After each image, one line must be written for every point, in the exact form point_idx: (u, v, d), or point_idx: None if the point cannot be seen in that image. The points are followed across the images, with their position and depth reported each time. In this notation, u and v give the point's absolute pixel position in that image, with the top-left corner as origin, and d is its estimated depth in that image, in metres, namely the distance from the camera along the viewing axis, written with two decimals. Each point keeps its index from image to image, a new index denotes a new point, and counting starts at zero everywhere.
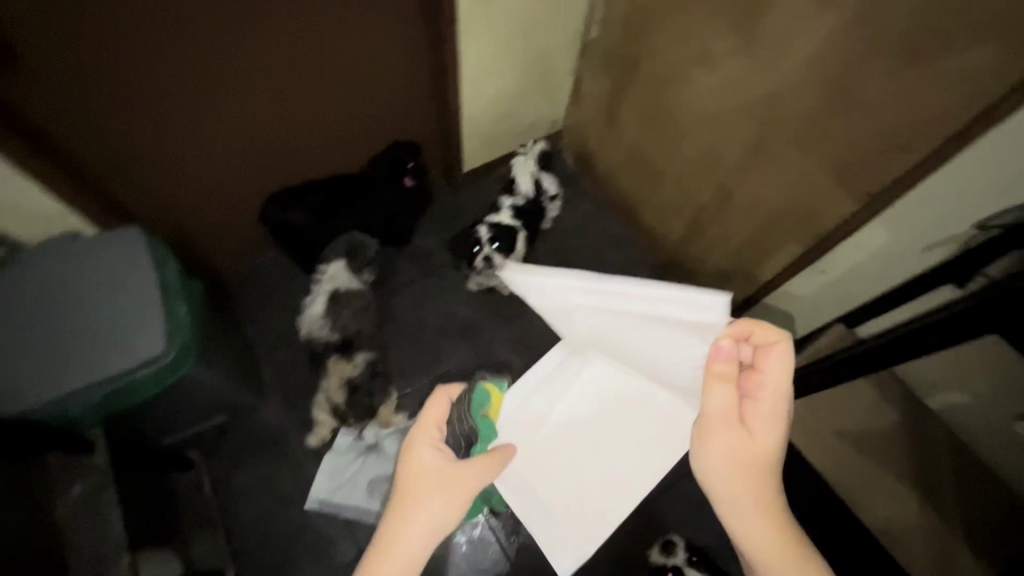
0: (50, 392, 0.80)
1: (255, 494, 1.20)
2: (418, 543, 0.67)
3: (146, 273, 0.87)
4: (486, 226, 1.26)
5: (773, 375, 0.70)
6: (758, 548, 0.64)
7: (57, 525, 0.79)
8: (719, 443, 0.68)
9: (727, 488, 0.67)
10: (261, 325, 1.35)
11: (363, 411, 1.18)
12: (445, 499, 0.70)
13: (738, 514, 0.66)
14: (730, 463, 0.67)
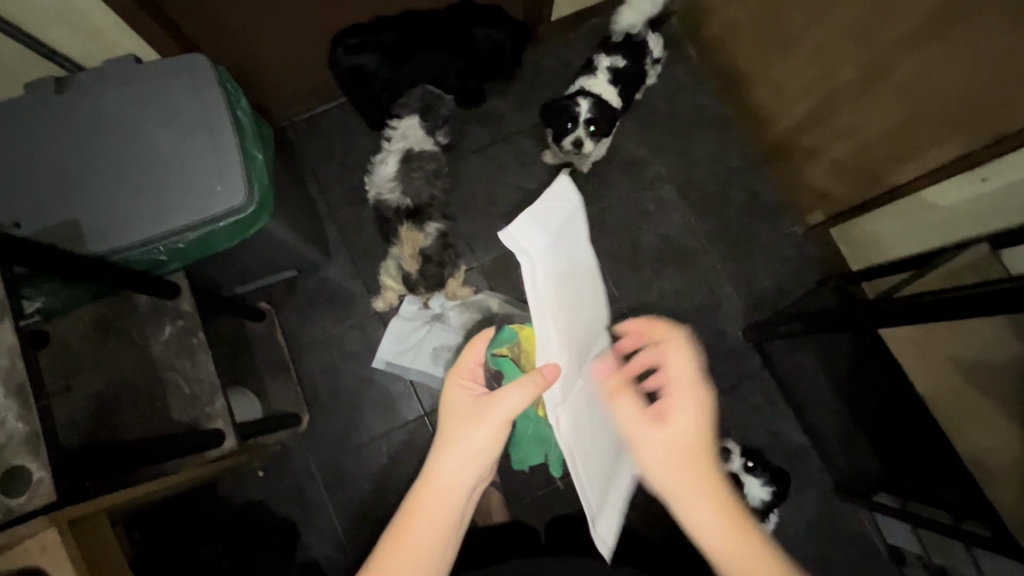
0: (130, 236, 0.75)
1: (322, 349, 1.21)
2: (461, 482, 0.55)
3: (218, 109, 0.79)
4: (587, 101, 1.09)
5: (682, 365, 0.52)
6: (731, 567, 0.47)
7: (157, 362, 0.82)
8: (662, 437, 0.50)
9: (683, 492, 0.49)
10: (324, 182, 1.28)
11: (432, 282, 1.10)
12: (492, 426, 0.54)
13: (697, 517, 0.48)
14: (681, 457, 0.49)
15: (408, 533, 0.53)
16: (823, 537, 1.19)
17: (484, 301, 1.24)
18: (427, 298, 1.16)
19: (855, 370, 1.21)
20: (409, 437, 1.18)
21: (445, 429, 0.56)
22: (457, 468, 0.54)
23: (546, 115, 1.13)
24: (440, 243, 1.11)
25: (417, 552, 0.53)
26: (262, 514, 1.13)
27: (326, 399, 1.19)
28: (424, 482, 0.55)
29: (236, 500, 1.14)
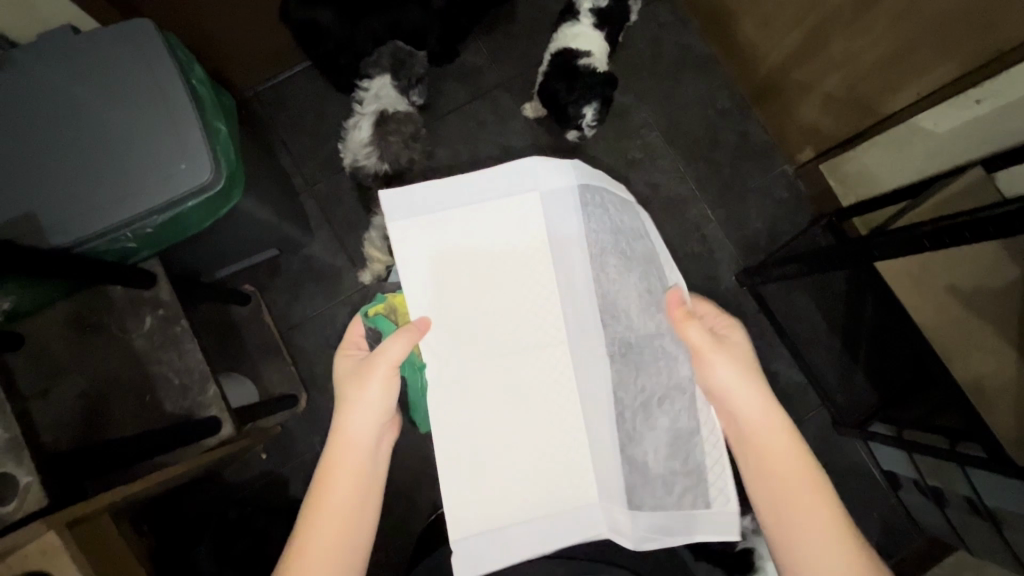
0: (94, 225, 0.70)
1: (312, 326, 1.18)
2: (363, 437, 0.62)
3: (171, 79, 0.73)
4: (592, 106, 1.08)
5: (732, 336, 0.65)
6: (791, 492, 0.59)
7: (143, 354, 0.79)
8: (727, 363, 0.62)
9: (752, 409, 0.62)
10: (297, 154, 1.22)
11: None
12: (380, 379, 0.61)
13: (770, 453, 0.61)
14: (743, 376, 0.62)
15: (323, 495, 0.59)
16: (822, 469, 1.22)
17: None
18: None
19: (848, 306, 1.23)
20: None
21: (341, 395, 0.63)
22: (357, 422, 0.61)
23: (549, 107, 1.11)
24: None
25: (336, 499, 0.59)
26: (270, 495, 1.13)
27: (323, 377, 1.17)
28: (330, 445, 0.61)
29: (242, 484, 1.13)
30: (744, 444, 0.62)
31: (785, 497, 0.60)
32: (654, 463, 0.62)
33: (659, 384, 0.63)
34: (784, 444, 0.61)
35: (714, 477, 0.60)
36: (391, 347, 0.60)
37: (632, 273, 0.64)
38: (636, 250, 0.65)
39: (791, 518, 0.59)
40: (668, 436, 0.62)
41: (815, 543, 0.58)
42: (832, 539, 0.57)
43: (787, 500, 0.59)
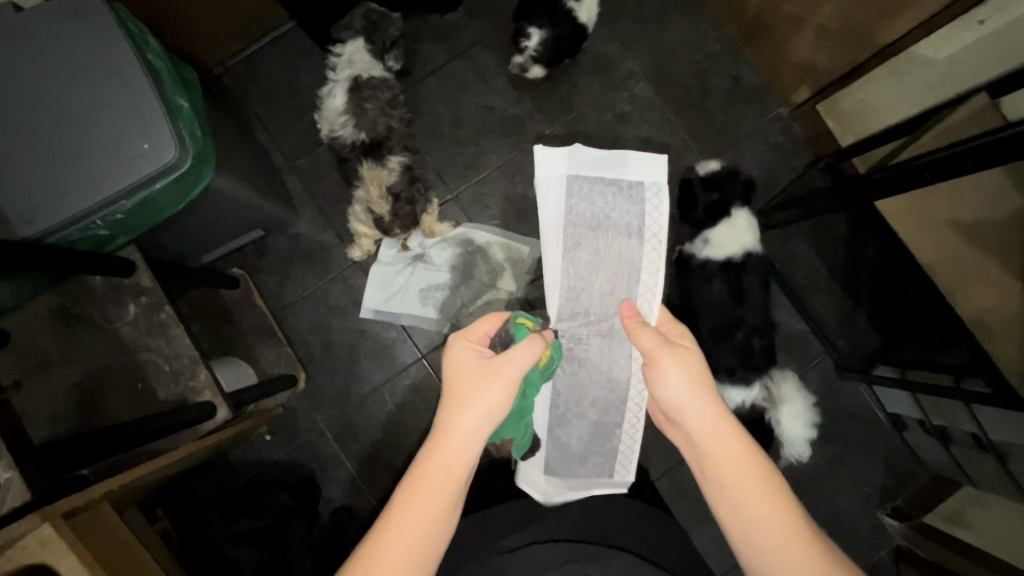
0: (61, 212, 0.68)
1: (306, 306, 1.17)
2: (472, 442, 0.57)
3: (124, 53, 0.69)
4: (535, 34, 1.08)
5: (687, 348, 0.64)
6: (739, 510, 0.57)
7: (131, 342, 0.78)
8: (675, 372, 0.62)
9: (710, 426, 0.60)
10: (274, 131, 1.18)
11: (408, 221, 1.04)
12: (505, 389, 0.58)
13: (728, 467, 0.58)
14: (696, 386, 0.61)
15: (405, 505, 0.53)
16: (828, 415, 1.22)
17: (466, 234, 1.19)
18: (404, 238, 1.11)
19: (849, 250, 1.20)
20: (411, 382, 1.17)
21: (457, 390, 0.58)
22: (471, 424, 0.57)
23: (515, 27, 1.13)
24: (408, 177, 1.04)
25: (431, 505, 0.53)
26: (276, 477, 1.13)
27: (320, 355, 1.16)
28: (439, 438, 0.56)
29: (248, 468, 1.14)
30: (706, 464, 0.60)
31: (755, 519, 0.56)
32: (576, 446, 0.83)
33: (603, 390, 0.81)
34: (743, 462, 0.58)
35: (624, 456, 0.83)
36: (521, 349, 0.59)
37: (603, 270, 0.78)
38: (613, 249, 0.78)
39: (765, 543, 0.55)
40: (592, 426, 0.83)
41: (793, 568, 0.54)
42: (809, 561, 0.53)
43: (759, 524, 0.55)
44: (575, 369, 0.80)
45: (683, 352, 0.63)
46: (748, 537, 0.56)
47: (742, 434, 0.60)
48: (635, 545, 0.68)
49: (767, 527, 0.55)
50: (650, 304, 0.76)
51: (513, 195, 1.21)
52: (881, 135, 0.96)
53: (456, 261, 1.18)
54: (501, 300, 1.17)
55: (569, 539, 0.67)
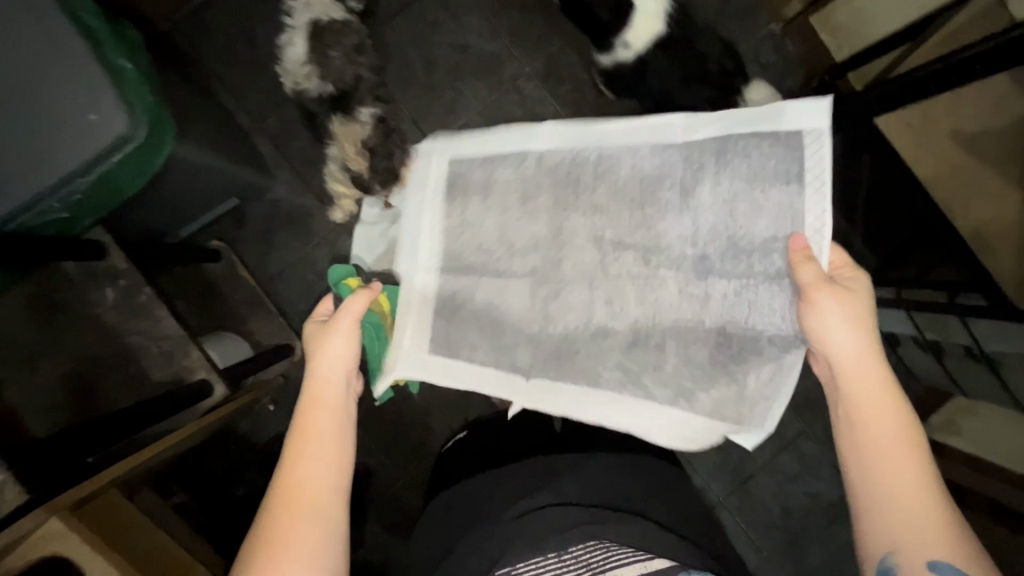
0: (13, 197, 0.63)
1: (293, 273, 1.14)
2: (335, 379, 0.70)
3: (52, 13, 0.62)
4: None
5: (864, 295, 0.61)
6: (884, 471, 0.55)
7: (114, 329, 0.75)
8: (833, 309, 0.60)
9: (859, 367, 0.59)
10: (236, 90, 1.10)
11: (387, 177, 0.97)
12: (346, 327, 0.71)
13: (874, 422, 0.57)
14: (857, 333, 0.60)
15: (291, 500, 0.61)
16: None
17: None
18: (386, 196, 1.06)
19: (846, 172, 1.17)
20: None
21: (313, 351, 0.72)
22: (324, 372, 0.70)
23: None
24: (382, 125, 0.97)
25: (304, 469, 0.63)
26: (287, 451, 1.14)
27: None
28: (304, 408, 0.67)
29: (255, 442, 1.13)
30: (843, 396, 0.59)
31: (883, 474, 0.55)
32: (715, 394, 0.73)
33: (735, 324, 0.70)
34: (893, 415, 0.57)
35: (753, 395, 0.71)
36: (351, 300, 0.72)
37: (762, 217, 0.67)
38: (771, 195, 0.67)
39: (894, 516, 0.54)
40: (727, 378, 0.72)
41: (911, 533, 0.52)
42: (932, 529, 0.52)
43: (885, 480, 0.55)
44: (698, 283, 0.71)
45: (845, 293, 0.60)
46: (883, 505, 0.54)
47: (895, 392, 0.58)
48: (652, 511, 0.69)
49: (895, 484, 0.54)
50: (820, 245, 0.63)
51: None
52: (881, 46, 0.90)
53: None
54: None
55: (589, 503, 0.67)
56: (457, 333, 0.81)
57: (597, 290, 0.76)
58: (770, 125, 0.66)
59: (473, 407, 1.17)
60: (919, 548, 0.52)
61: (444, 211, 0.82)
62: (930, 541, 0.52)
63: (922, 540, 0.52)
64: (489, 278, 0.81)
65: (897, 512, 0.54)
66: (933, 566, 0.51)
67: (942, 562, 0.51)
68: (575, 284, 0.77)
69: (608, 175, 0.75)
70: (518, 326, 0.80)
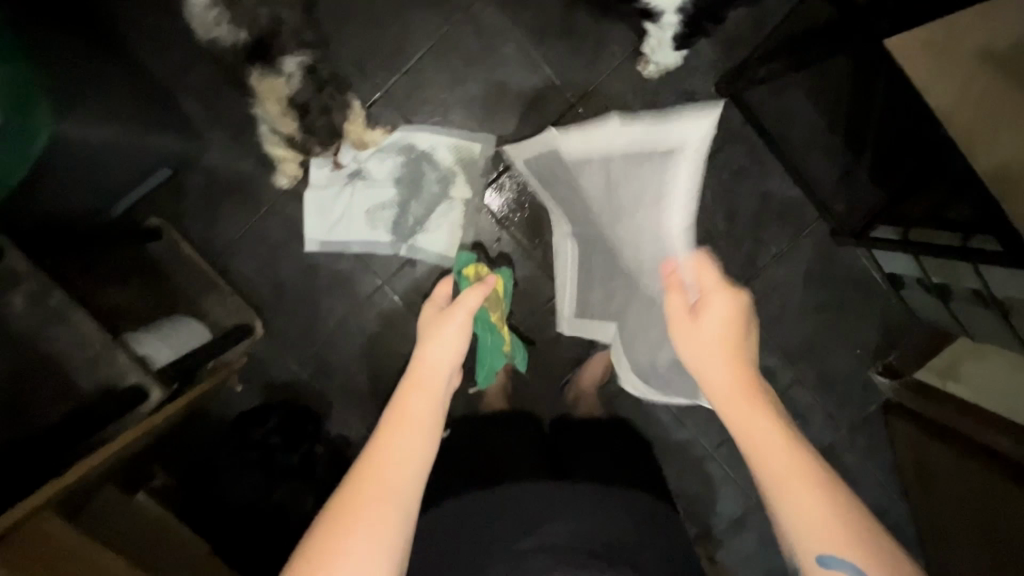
0: None
1: (245, 247, 1.05)
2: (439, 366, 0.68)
3: None
4: None
5: (715, 315, 0.60)
6: (768, 477, 0.51)
7: (29, 337, 0.70)
8: (689, 332, 0.61)
9: (725, 385, 0.57)
10: (152, 43, 0.98)
11: (326, 137, 0.91)
12: (458, 319, 0.73)
13: (747, 429, 0.54)
14: (710, 349, 0.59)
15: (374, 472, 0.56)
16: (825, 284, 1.15)
17: (406, 140, 1.04)
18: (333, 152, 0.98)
19: (846, 95, 1.04)
20: (381, 312, 1.09)
21: (423, 332, 0.73)
22: (433, 352, 0.69)
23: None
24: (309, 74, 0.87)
25: (393, 442, 0.58)
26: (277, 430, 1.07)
27: (274, 297, 1.07)
28: (408, 377, 0.65)
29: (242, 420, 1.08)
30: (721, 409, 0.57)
31: (767, 479, 0.51)
32: (663, 367, 0.83)
33: (658, 315, 0.78)
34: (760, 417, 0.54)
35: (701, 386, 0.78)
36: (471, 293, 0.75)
37: (647, 233, 0.71)
38: (649, 214, 0.70)
39: (790, 521, 0.49)
40: (671, 360, 0.79)
41: (804, 531, 0.49)
42: (822, 524, 0.48)
43: (775, 483, 0.50)
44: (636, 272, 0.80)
45: (716, 312, 0.61)
46: (780, 510, 0.50)
47: (760, 400, 0.55)
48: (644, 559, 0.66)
49: (785, 485, 0.50)
50: (685, 266, 0.64)
51: (454, 82, 1.03)
52: None
53: (400, 172, 1.04)
54: (458, 209, 1.06)
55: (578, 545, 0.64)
56: (587, 322, 1.02)
57: (609, 280, 0.90)
58: (662, 133, 0.69)
59: None
60: (807, 545, 0.48)
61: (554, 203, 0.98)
62: (826, 535, 0.48)
63: (814, 541, 0.48)
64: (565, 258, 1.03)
65: (789, 514, 0.49)
66: (821, 560, 0.48)
67: (831, 555, 0.47)
68: (600, 274, 0.94)
69: (579, 181, 0.84)
70: (590, 299, 0.99)
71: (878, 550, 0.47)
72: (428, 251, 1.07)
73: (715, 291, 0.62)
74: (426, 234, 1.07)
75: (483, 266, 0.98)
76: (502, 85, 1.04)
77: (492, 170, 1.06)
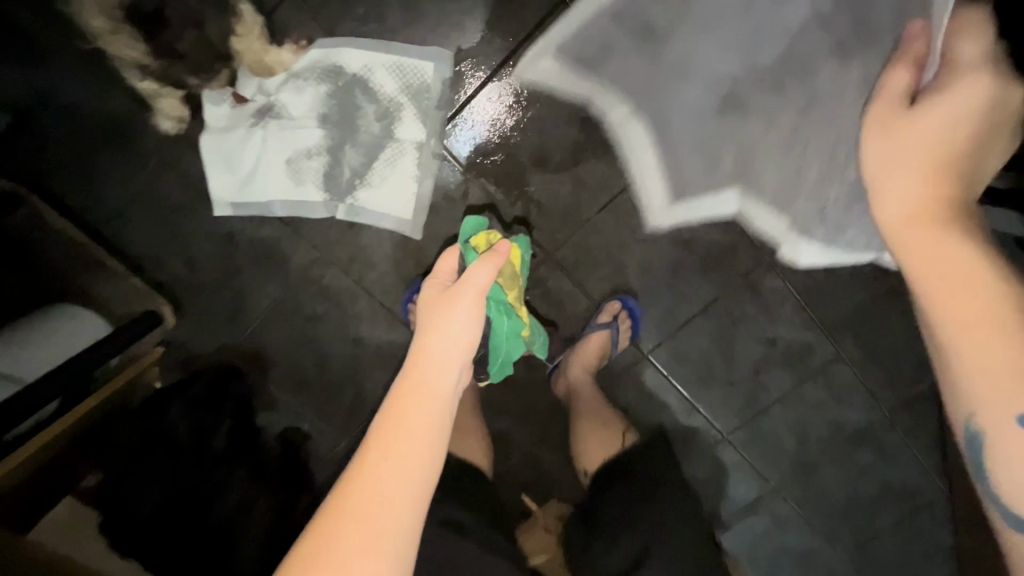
0: None
1: (136, 212, 0.82)
2: (447, 366, 0.56)
3: None
4: None
5: (975, 117, 0.49)
6: (951, 337, 0.43)
7: None
8: (940, 120, 0.49)
9: (907, 199, 0.49)
10: None
11: (194, 50, 0.73)
12: (469, 299, 0.59)
13: (933, 269, 0.45)
14: (911, 156, 0.50)
15: (351, 500, 0.47)
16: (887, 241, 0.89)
17: (332, 60, 0.77)
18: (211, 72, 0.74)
19: None
20: (321, 288, 0.88)
21: (429, 316, 0.60)
22: (438, 348, 0.57)
23: None
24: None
25: (378, 478, 0.48)
26: (213, 425, 0.84)
27: (186, 275, 0.85)
28: (406, 377, 0.55)
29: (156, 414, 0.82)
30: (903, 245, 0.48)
31: (932, 296, 0.45)
32: (834, 200, 0.84)
33: (828, 134, 0.80)
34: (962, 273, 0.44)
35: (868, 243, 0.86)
36: (481, 268, 0.60)
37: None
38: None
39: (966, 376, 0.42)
40: (849, 189, 0.83)
41: (999, 388, 0.41)
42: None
43: (965, 352, 0.42)
44: (782, 75, 0.79)
45: (936, 111, 0.50)
46: (970, 363, 0.42)
47: (948, 224, 0.46)
48: None
49: (968, 332, 0.42)
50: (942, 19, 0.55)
51: None
52: None
53: (327, 105, 0.78)
54: (408, 154, 0.80)
55: None
56: (686, 166, 0.83)
57: (723, 153, 0.83)
58: None
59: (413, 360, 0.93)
60: (1007, 408, 0.41)
61: (595, 75, 0.79)
62: (1007, 390, 0.41)
63: (1013, 392, 0.40)
64: (605, 91, 0.80)
65: (976, 374, 0.42)
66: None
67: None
68: (695, 118, 0.81)
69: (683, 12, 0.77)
70: (662, 158, 0.83)
71: None
72: (376, 212, 0.83)
73: (973, 70, 0.50)
74: (371, 190, 0.81)
75: (495, 232, 0.74)
76: None
77: (452, 101, 0.79)
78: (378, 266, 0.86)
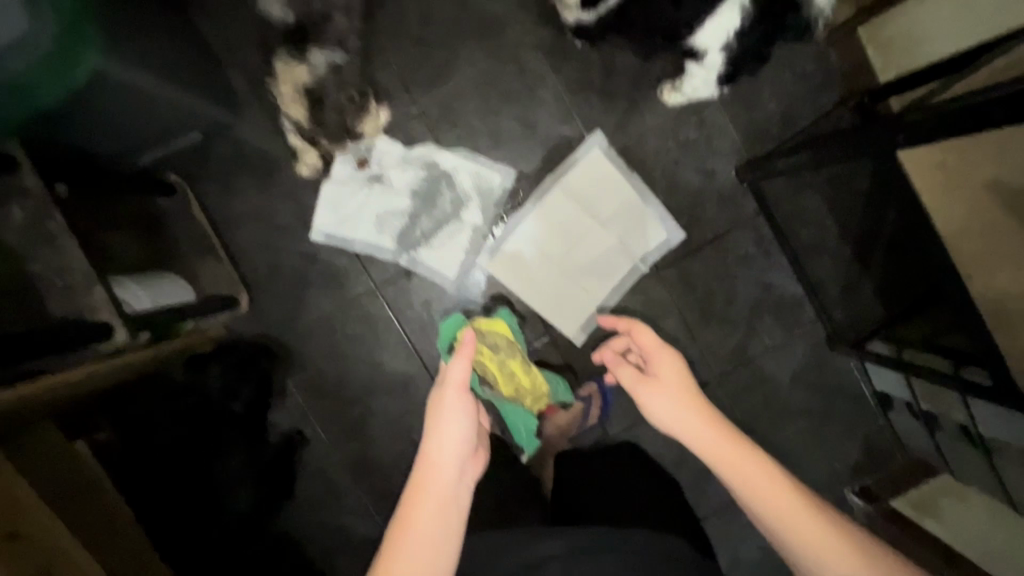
0: None
1: (248, 221, 1.08)
2: (449, 459, 0.64)
3: None
4: None
5: (670, 360, 0.75)
6: (800, 547, 0.61)
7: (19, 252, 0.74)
8: (660, 402, 0.71)
9: (704, 443, 0.67)
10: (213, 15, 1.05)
11: (333, 130, 1.00)
12: (454, 399, 0.67)
13: (756, 485, 0.63)
14: (679, 412, 0.69)
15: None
16: (812, 387, 1.13)
17: (431, 156, 1.09)
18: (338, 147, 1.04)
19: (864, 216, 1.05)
20: (366, 316, 1.09)
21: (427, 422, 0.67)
22: (438, 448, 0.65)
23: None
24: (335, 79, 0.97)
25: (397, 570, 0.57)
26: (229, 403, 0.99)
27: (265, 277, 1.08)
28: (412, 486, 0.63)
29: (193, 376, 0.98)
30: (738, 483, 0.64)
31: (774, 520, 0.62)
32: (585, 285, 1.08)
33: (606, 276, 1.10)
34: (740, 455, 0.65)
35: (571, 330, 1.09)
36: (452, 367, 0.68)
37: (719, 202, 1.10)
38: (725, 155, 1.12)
39: (811, 559, 0.60)
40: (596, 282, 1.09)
41: (813, 556, 0.60)
42: (835, 549, 0.60)
43: (798, 544, 0.61)
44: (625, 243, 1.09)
45: (672, 382, 0.72)
46: (812, 558, 0.60)
47: (733, 438, 0.66)
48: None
49: (790, 529, 0.61)
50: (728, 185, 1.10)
51: (489, 116, 1.09)
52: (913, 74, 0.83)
53: (418, 185, 1.08)
54: (464, 232, 1.08)
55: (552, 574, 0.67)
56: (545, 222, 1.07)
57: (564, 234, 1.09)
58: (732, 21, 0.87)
59: (417, 392, 1.10)
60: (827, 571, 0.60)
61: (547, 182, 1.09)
62: (832, 556, 0.59)
63: (839, 563, 0.59)
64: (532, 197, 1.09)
65: (798, 542, 0.61)
66: None
67: None
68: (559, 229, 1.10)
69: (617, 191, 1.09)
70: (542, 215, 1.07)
71: (859, 545, 0.60)
72: (428, 266, 1.08)
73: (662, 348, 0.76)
74: (429, 250, 1.08)
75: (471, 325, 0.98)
76: (534, 127, 1.09)
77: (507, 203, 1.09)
78: (415, 307, 1.09)
